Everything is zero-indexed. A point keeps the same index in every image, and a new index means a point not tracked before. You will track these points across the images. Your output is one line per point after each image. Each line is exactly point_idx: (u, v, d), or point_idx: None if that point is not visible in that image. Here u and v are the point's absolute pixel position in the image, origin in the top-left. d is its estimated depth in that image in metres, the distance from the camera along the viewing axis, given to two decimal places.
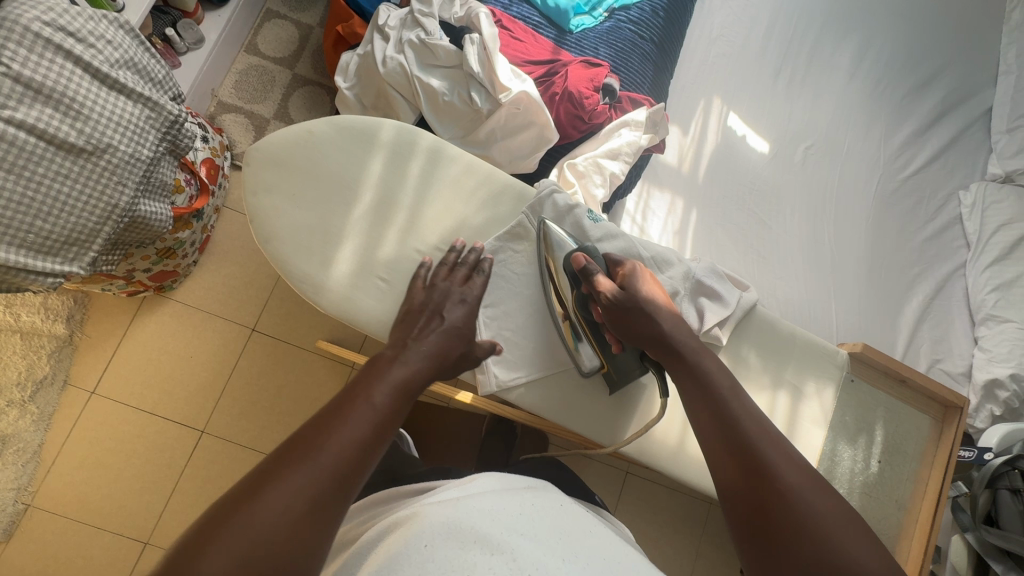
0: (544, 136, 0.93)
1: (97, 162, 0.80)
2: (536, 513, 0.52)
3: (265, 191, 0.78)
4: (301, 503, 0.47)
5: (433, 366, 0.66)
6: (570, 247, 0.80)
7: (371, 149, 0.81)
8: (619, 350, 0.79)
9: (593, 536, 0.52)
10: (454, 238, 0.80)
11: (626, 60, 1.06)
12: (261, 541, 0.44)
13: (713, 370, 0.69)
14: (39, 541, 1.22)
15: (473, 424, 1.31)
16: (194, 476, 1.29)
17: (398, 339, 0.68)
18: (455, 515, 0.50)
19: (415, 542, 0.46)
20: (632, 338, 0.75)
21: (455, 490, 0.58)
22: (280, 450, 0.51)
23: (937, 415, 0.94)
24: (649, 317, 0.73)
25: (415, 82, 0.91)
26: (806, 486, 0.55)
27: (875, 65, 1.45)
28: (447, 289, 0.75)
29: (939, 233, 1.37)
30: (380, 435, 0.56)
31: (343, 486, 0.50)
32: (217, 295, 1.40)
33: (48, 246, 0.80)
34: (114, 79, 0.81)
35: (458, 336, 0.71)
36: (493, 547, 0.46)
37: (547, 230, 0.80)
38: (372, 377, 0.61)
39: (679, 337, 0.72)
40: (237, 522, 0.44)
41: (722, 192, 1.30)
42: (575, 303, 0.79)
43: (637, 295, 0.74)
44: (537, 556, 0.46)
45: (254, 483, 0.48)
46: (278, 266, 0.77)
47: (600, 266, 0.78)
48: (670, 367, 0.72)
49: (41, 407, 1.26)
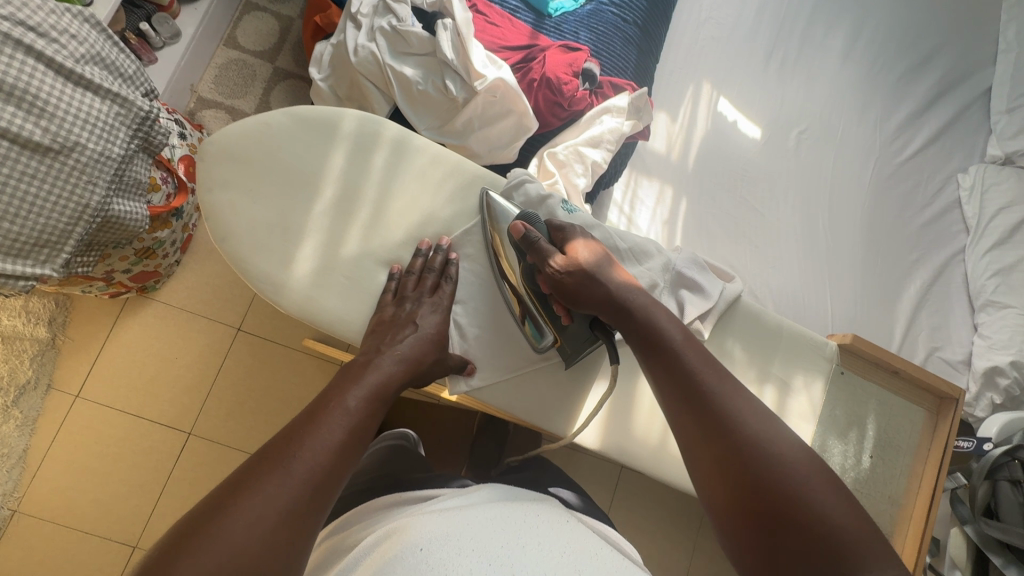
0: (523, 125, 0.90)
1: (66, 160, 0.77)
2: (538, 527, 0.50)
3: (221, 186, 0.75)
4: (275, 515, 0.45)
5: (407, 369, 0.66)
6: (512, 215, 0.77)
7: (333, 141, 0.78)
8: (569, 321, 0.76)
9: (589, 545, 0.50)
10: (422, 240, 0.78)
11: (608, 44, 1.03)
12: (232, 558, 0.42)
13: (664, 322, 0.69)
14: (26, 547, 1.20)
15: (463, 421, 1.28)
16: (181, 479, 1.28)
17: (371, 346, 0.67)
18: (453, 524, 0.48)
19: (409, 544, 0.45)
20: (581, 306, 0.73)
21: (457, 501, 0.56)
22: (251, 460, 0.50)
23: (931, 407, 0.92)
24: (594, 280, 0.71)
25: (388, 71, 0.88)
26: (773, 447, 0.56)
27: (870, 46, 1.41)
28: (417, 300, 0.73)
29: (937, 217, 1.34)
30: (355, 439, 0.55)
31: (319, 495, 0.49)
32: (202, 295, 1.38)
33: (18, 248, 0.78)
34: (80, 75, 0.78)
35: (428, 347, 0.70)
36: (489, 556, 0.43)
37: (490, 201, 0.78)
38: (348, 381, 0.61)
39: (626, 296, 0.71)
40: (208, 539, 0.42)
41: (713, 180, 1.26)
42: (523, 273, 0.76)
43: (578, 261, 0.72)
44: (535, 564, 0.43)
45: (225, 496, 0.46)
46: (236, 264, 0.74)
47: (541, 233, 0.75)
48: (626, 332, 0.70)
49: (25, 412, 1.24)
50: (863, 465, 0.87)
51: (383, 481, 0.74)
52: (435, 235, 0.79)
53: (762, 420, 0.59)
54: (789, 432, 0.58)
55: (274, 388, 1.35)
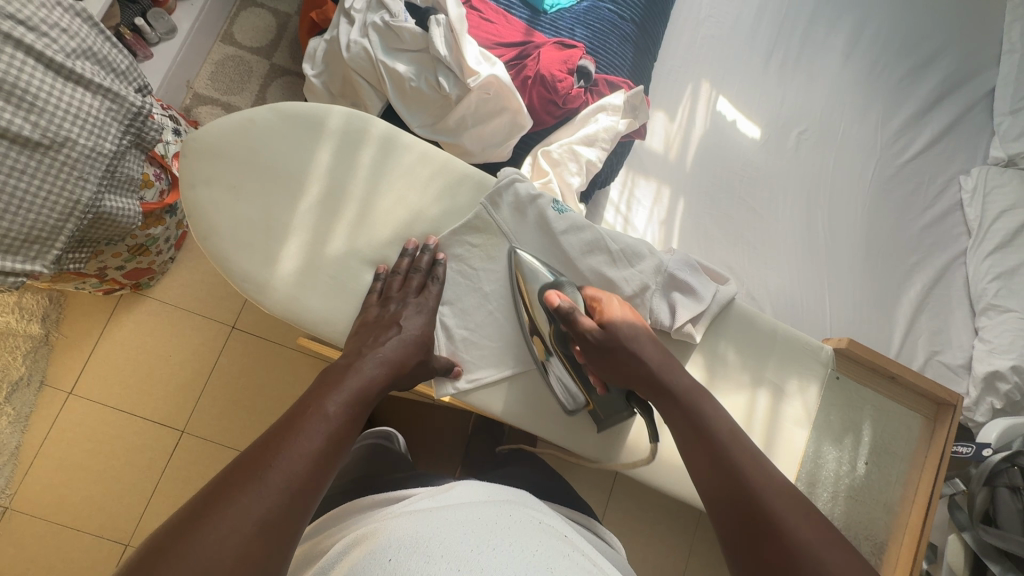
0: (517, 123, 0.89)
1: (55, 156, 0.76)
2: (511, 529, 0.48)
3: (204, 183, 0.74)
4: (250, 526, 0.44)
5: (390, 373, 0.65)
6: (544, 279, 0.75)
7: (319, 138, 0.77)
8: (604, 391, 0.76)
9: (567, 549, 0.49)
10: (408, 240, 0.77)
11: (604, 41, 1.01)
12: (206, 571, 0.41)
13: (711, 414, 0.66)
14: (18, 544, 1.20)
15: (457, 422, 1.27)
16: (174, 478, 1.27)
17: (354, 347, 0.67)
18: (423, 530, 0.47)
19: (377, 557, 0.44)
20: (619, 381, 0.72)
21: (431, 501, 0.55)
22: (226, 470, 0.49)
23: (929, 412, 0.90)
24: (635, 358, 0.69)
25: (380, 67, 0.87)
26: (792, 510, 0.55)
27: (872, 46, 1.40)
28: (402, 299, 0.73)
29: (938, 219, 1.32)
30: (334, 446, 0.55)
31: (297, 504, 0.48)
32: (196, 292, 1.37)
33: (7, 244, 0.77)
34: (70, 70, 0.77)
35: (413, 349, 0.69)
36: (458, 561, 0.42)
37: (518, 260, 0.76)
38: (327, 386, 0.60)
39: (670, 377, 0.69)
40: (180, 553, 0.41)
41: (711, 180, 1.25)
42: (554, 338, 0.74)
43: (618, 334, 0.70)
44: (507, 566, 0.42)
45: (198, 507, 0.45)
46: (220, 262, 0.73)
47: (579, 304, 0.73)
48: (663, 406, 0.69)
49: (17, 408, 1.23)
50: (858, 471, 0.86)
51: (369, 483, 0.74)
52: (423, 234, 0.79)
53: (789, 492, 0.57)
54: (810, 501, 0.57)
55: (267, 387, 1.35)
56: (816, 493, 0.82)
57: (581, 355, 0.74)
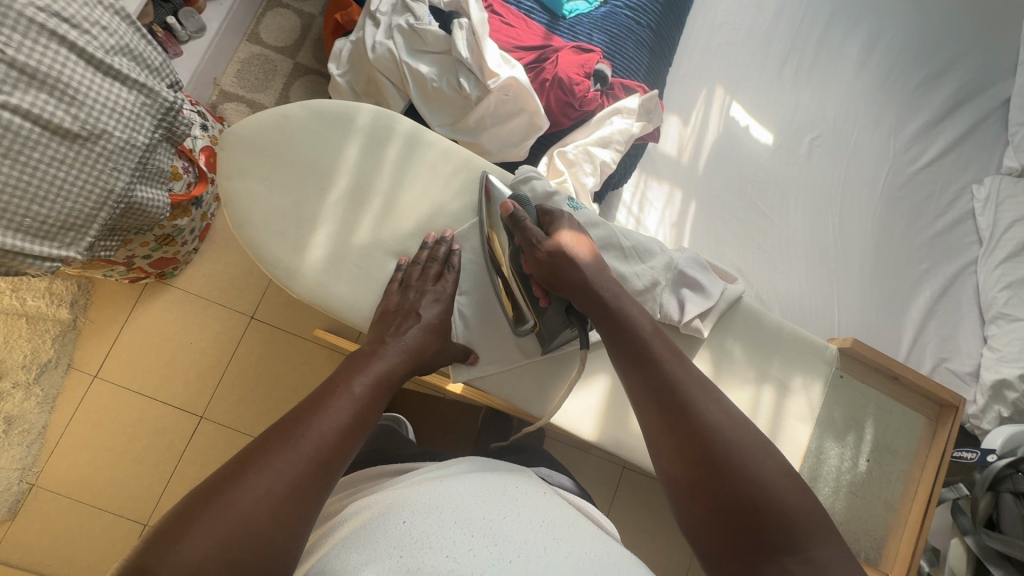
0: (534, 124, 0.92)
1: (93, 147, 0.80)
2: (521, 502, 0.51)
3: (240, 174, 0.77)
4: (282, 487, 0.48)
5: (411, 359, 0.68)
6: (506, 195, 0.81)
7: (348, 134, 0.81)
8: (547, 303, 0.78)
9: (575, 523, 0.52)
10: (427, 234, 0.80)
11: (621, 46, 1.04)
12: (243, 524, 0.44)
13: (635, 314, 0.70)
14: (43, 520, 1.25)
15: (467, 413, 1.30)
16: (192, 461, 1.31)
17: (376, 336, 0.70)
18: (435, 496, 0.50)
19: (392, 519, 0.47)
20: (556, 286, 0.74)
21: (438, 471, 0.58)
22: (264, 436, 0.52)
23: (931, 414, 0.92)
24: (572, 262, 0.72)
25: (403, 68, 0.90)
26: (733, 438, 0.57)
27: (887, 55, 1.41)
28: (420, 289, 0.75)
29: (950, 228, 1.33)
30: (360, 422, 0.57)
31: (325, 471, 0.51)
32: (217, 283, 1.41)
33: (46, 230, 0.80)
34: (108, 66, 0.80)
35: (432, 336, 0.72)
36: (470, 527, 0.45)
37: (488, 180, 0.81)
38: (354, 368, 0.63)
39: (603, 286, 0.72)
40: (220, 507, 0.45)
41: (723, 184, 1.27)
42: (508, 253, 0.79)
43: (559, 238, 0.74)
44: (516, 533, 0.46)
45: (234, 469, 0.48)
46: (252, 251, 0.76)
47: (529, 215, 0.79)
48: (598, 319, 0.71)
49: (46, 390, 1.28)
50: (860, 469, 0.88)
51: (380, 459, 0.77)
52: (439, 229, 0.82)
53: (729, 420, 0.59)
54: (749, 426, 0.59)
55: (283, 375, 1.38)
56: (816, 488, 0.85)
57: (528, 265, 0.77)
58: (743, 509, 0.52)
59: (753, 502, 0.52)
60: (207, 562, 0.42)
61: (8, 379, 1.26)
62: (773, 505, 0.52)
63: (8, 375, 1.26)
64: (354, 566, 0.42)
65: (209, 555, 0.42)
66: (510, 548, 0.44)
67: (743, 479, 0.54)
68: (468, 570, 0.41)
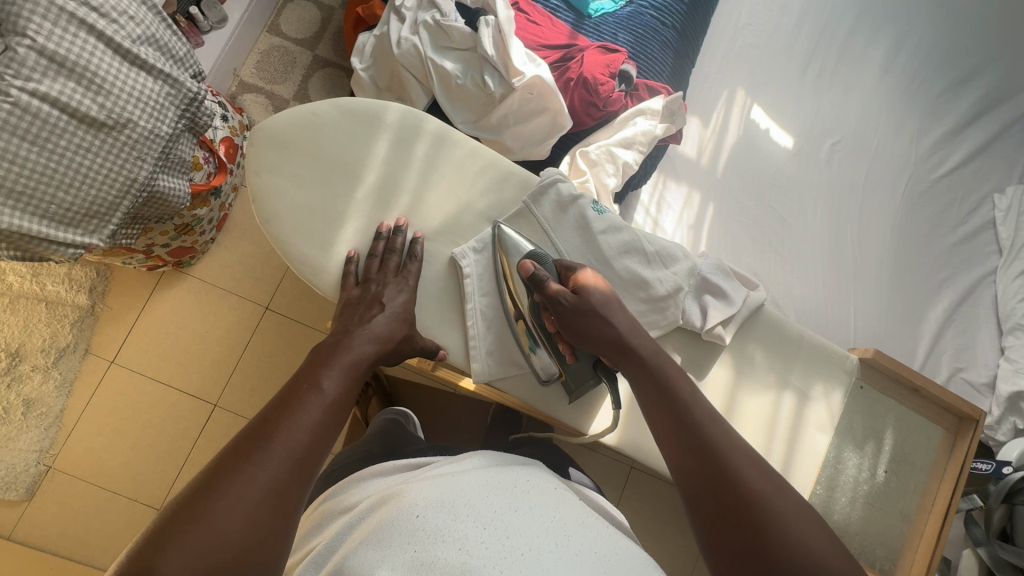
0: (557, 123, 0.92)
1: (118, 136, 0.79)
2: (527, 496, 0.51)
3: (269, 170, 0.79)
4: (256, 494, 0.47)
5: (379, 348, 0.69)
6: (524, 251, 0.78)
7: (376, 131, 0.82)
8: (573, 359, 0.78)
9: (580, 515, 0.52)
10: (381, 223, 0.80)
11: (645, 46, 1.04)
12: (219, 536, 0.43)
13: (674, 375, 0.69)
14: (58, 502, 1.26)
15: (477, 409, 1.30)
16: (205, 448, 1.33)
17: (341, 327, 0.71)
18: (446, 490, 0.49)
19: (404, 512, 0.46)
20: (588, 344, 0.73)
21: (448, 466, 0.57)
22: (233, 443, 0.51)
23: (950, 426, 0.91)
24: (605, 321, 0.72)
25: (429, 64, 0.90)
26: (767, 492, 0.56)
27: (911, 60, 1.39)
28: (382, 280, 0.76)
29: (970, 237, 1.32)
30: (332, 417, 0.58)
31: (300, 472, 0.51)
32: (233, 273, 1.41)
33: (70, 218, 0.79)
34: (135, 55, 0.79)
35: (398, 325, 0.73)
36: (483, 521, 0.45)
37: (501, 234, 0.79)
38: (321, 364, 0.63)
39: (638, 340, 0.72)
40: (193, 521, 0.43)
41: (741, 187, 1.26)
42: (531, 309, 0.77)
43: (590, 299, 0.72)
44: (527, 527, 0.46)
45: (210, 476, 0.47)
46: (278, 245, 0.78)
47: (550, 272, 0.76)
48: (629, 371, 0.71)
49: (63, 374, 1.30)
50: (877, 478, 0.87)
51: (391, 452, 0.77)
52: (394, 215, 0.82)
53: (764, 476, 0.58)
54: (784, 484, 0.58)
55: (296, 367, 1.39)
56: (834, 497, 0.85)
57: (552, 323, 0.76)
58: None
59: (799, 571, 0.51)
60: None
61: (28, 362, 1.28)
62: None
63: (28, 358, 1.28)
64: (371, 564, 0.42)
65: (188, 570, 0.41)
66: (522, 541, 0.44)
67: (790, 546, 0.52)
68: (481, 562, 0.41)
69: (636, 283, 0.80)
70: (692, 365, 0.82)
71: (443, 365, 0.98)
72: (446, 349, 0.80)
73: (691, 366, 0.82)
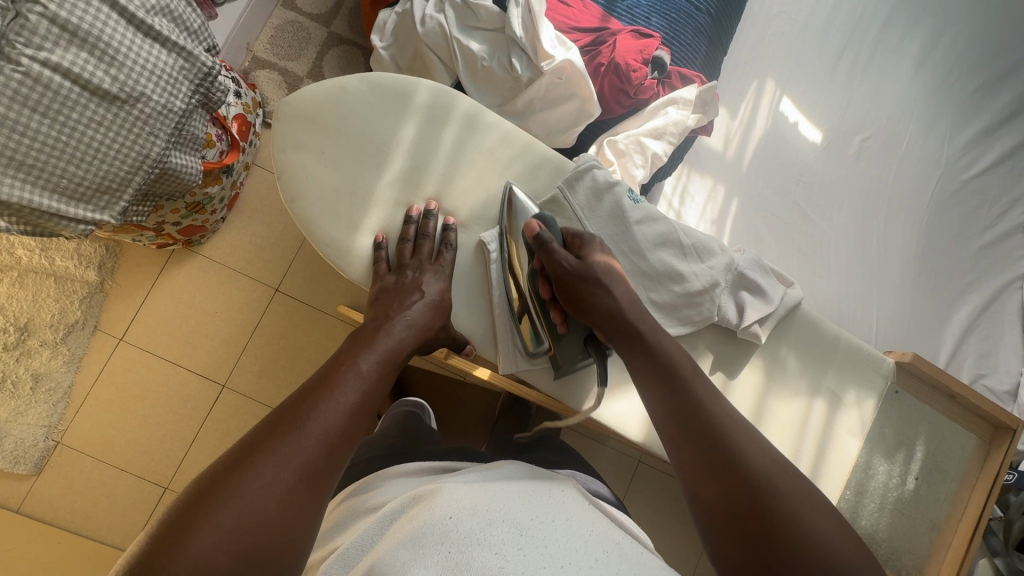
0: (585, 110, 0.89)
1: (131, 110, 0.76)
2: (561, 509, 0.49)
3: (295, 147, 0.77)
4: (292, 475, 0.45)
5: (416, 335, 0.68)
6: (531, 213, 0.78)
7: (406, 111, 0.79)
8: (564, 330, 0.78)
9: (618, 534, 0.49)
10: (412, 206, 0.79)
11: (679, 32, 1.00)
12: (252, 514, 0.42)
13: (673, 350, 0.68)
14: (66, 477, 1.26)
15: (488, 399, 1.28)
16: (214, 428, 1.32)
17: (380, 312, 0.69)
18: (479, 496, 0.48)
19: (437, 512, 0.44)
20: (585, 313, 0.73)
21: (478, 474, 0.56)
22: (269, 420, 0.49)
23: (984, 435, 0.90)
24: (605, 289, 0.72)
25: (454, 44, 0.87)
26: (770, 469, 0.55)
27: (947, 55, 1.34)
28: (418, 267, 0.74)
29: (999, 240, 1.28)
30: (368, 402, 0.56)
31: (335, 457, 0.49)
32: (244, 253, 1.39)
33: (80, 193, 0.77)
34: (149, 26, 0.75)
35: (434, 313, 0.71)
36: (520, 527, 0.44)
37: (512, 194, 0.78)
38: (358, 348, 0.61)
39: (636, 315, 0.71)
40: (227, 497, 0.42)
41: (767, 182, 1.22)
42: (528, 275, 0.77)
43: (593, 266, 0.73)
44: (566, 541, 0.44)
45: (243, 455, 0.45)
46: (304, 226, 0.76)
47: (555, 236, 0.76)
48: (627, 348, 0.70)
49: (72, 350, 1.29)
50: (907, 486, 0.86)
51: (408, 446, 0.75)
52: (424, 199, 0.80)
53: (765, 452, 0.57)
54: (789, 464, 0.57)
55: (307, 350, 1.37)
56: (861, 503, 0.84)
57: (548, 290, 0.78)
58: (795, 557, 0.49)
59: (804, 549, 0.49)
60: (217, 557, 0.39)
61: (37, 337, 1.27)
62: (826, 554, 0.49)
63: (37, 333, 1.27)
64: (403, 563, 0.40)
65: (216, 548, 0.39)
66: (561, 554, 0.42)
67: (793, 523, 0.51)
68: (519, 568, 0.39)
69: (671, 276, 0.79)
70: (724, 365, 0.82)
71: (460, 357, 0.96)
72: (473, 341, 0.79)
73: (723, 366, 0.82)
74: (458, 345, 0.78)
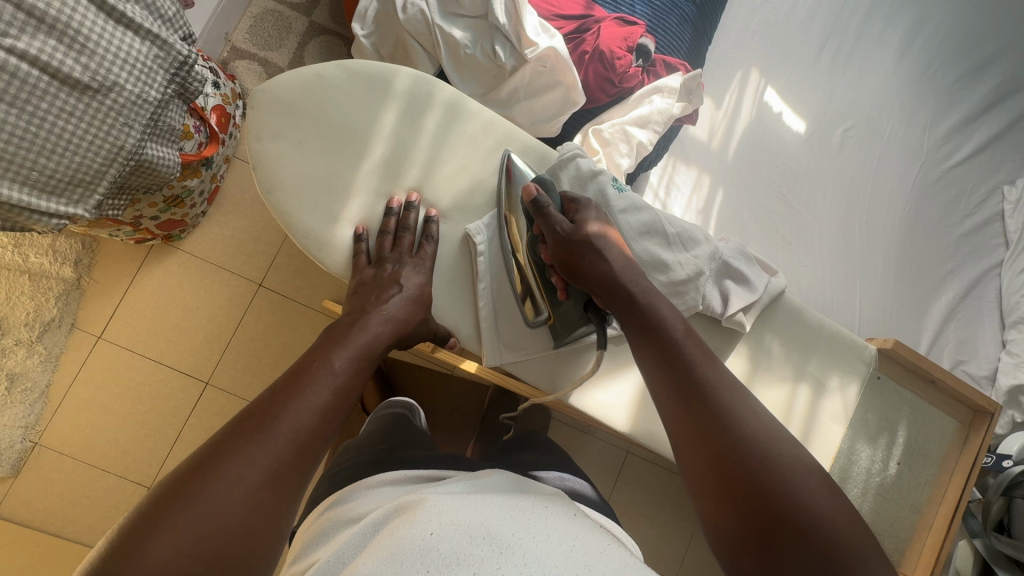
0: (570, 98, 0.88)
1: (103, 100, 0.73)
2: (542, 519, 0.47)
3: (270, 137, 0.75)
4: (257, 475, 0.44)
5: (394, 330, 0.67)
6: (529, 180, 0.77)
7: (385, 99, 0.78)
8: (564, 297, 0.75)
9: (602, 542, 0.48)
10: (392, 197, 0.77)
11: (663, 20, 1.00)
12: (217, 516, 0.40)
13: (667, 313, 0.67)
14: (45, 478, 1.24)
15: (476, 394, 1.28)
16: (197, 426, 1.30)
17: (357, 306, 0.68)
18: (464, 511, 0.46)
19: (418, 530, 0.43)
20: (578, 277, 0.71)
21: (463, 485, 0.55)
22: (235, 422, 0.48)
23: (965, 419, 0.92)
24: (597, 252, 0.69)
25: (437, 32, 0.86)
26: (761, 437, 0.54)
27: (927, 46, 1.36)
28: (397, 260, 0.73)
29: (978, 228, 1.30)
30: (341, 399, 0.55)
31: (305, 455, 0.48)
32: (226, 247, 1.36)
33: (52, 185, 0.74)
34: (121, 13, 0.73)
35: (413, 307, 0.71)
36: (501, 544, 0.42)
37: (510, 162, 0.78)
38: (332, 343, 0.61)
39: (628, 278, 0.69)
40: (189, 500, 0.40)
41: (753, 171, 1.23)
42: (526, 241, 0.76)
43: (586, 230, 0.71)
44: (544, 555, 0.41)
45: (207, 456, 0.44)
46: (282, 219, 0.75)
47: (553, 201, 0.75)
48: (619, 312, 0.69)
49: (49, 348, 1.26)
50: (890, 471, 0.88)
51: (393, 449, 0.73)
52: (405, 190, 0.79)
53: (757, 419, 0.56)
54: (786, 435, 0.56)
55: (292, 346, 1.35)
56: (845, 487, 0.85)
57: (547, 255, 0.74)
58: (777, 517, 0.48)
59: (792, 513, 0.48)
60: (181, 562, 0.37)
61: (11, 336, 1.23)
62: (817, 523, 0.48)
63: (11, 332, 1.23)
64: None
65: (180, 552, 0.38)
66: (538, 569, 0.40)
67: (783, 488, 0.50)
68: None
69: (655, 264, 0.78)
70: None
71: (445, 351, 0.95)
72: (456, 334, 0.79)
73: None
74: (441, 339, 0.77)
